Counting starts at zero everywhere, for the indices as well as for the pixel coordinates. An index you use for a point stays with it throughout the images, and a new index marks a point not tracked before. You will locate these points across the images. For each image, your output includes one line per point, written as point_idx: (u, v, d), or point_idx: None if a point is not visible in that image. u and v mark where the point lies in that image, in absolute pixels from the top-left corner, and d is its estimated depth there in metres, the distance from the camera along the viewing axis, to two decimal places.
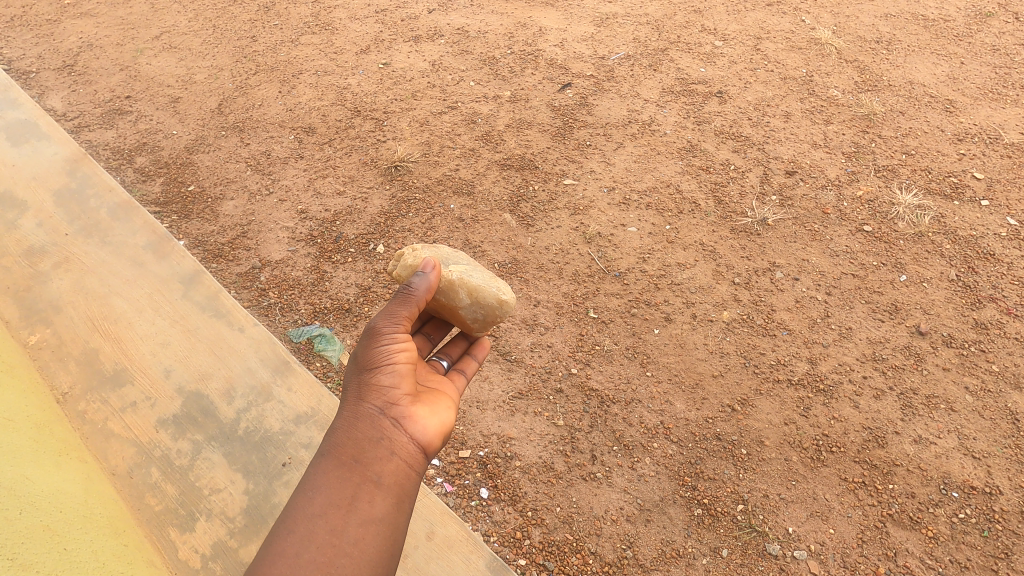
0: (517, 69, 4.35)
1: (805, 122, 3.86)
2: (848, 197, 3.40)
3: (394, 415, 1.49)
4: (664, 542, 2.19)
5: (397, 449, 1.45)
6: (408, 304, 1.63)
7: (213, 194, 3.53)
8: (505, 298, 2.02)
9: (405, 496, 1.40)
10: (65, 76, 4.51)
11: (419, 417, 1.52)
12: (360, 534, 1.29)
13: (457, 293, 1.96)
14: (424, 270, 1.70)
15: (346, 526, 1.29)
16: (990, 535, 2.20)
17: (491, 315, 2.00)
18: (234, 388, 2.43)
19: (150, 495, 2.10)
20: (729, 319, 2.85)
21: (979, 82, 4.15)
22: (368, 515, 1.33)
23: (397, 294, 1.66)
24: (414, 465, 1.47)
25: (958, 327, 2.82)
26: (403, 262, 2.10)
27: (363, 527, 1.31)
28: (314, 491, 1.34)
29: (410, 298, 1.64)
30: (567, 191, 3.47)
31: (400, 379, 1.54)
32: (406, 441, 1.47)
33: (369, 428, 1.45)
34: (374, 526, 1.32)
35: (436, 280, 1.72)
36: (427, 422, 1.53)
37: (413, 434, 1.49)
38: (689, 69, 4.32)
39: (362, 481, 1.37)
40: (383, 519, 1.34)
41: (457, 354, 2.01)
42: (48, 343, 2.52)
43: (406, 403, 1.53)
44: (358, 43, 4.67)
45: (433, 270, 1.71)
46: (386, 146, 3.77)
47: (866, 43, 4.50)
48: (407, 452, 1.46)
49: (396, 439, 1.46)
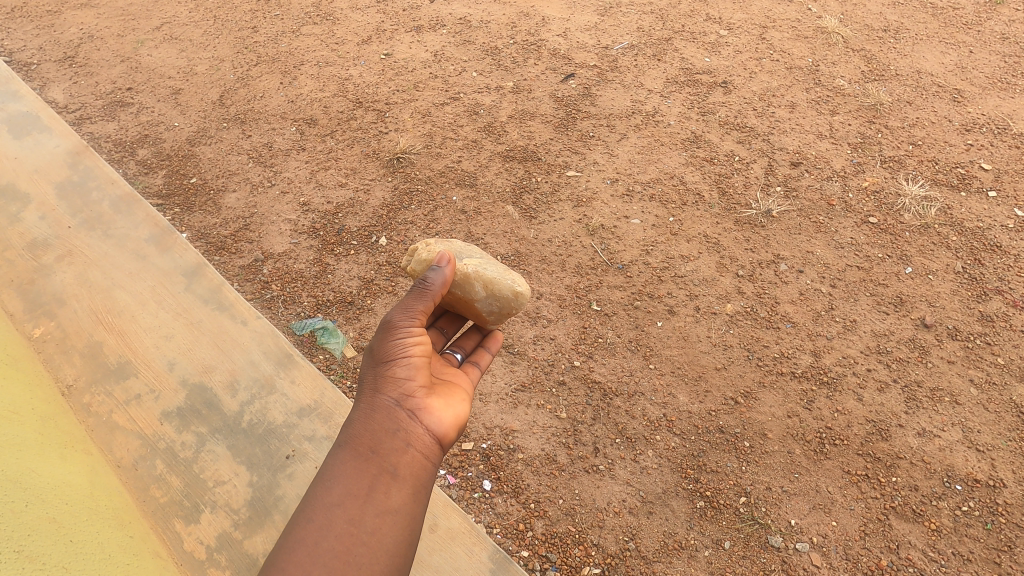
0: (520, 59, 4.32)
1: (810, 112, 3.83)
2: (853, 189, 3.37)
3: (409, 407, 1.49)
4: (666, 534, 2.20)
5: (413, 440, 1.45)
6: (423, 298, 1.63)
7: (215, 186, 3.52)
8: (520, 289, 2.01)
9: (422, 487, 1.41)
10: (66, 68, 4.49)
11: (434, 409, 1.52)
12: (378, 524, 1.30)
13: (472, 286, 1.96)
14: (439, 263, 1.70)
15: (364, 515, 1.30)
16: (993, 528, 2.19)
17: (506, 307, 2.01)
18: (237, 380, 2.44)
19: (155, 487, 2.12)
20: (732, 312, 2.84)
21: (987, 71, 4.09)
22: (385, 505, 1.33)
23: (413, 288, 1.65)
24: (430, 456, 1.47)
25: (964, 319, 2.80)
26: (418, 257, 2.09)
27: (381, 517, 1.31)
28: (332, 481, 1.35)
29: (426, 292, 1.64)
30: (570, 182, 3.45)
31: (415, 372, 1.55)
32: (421, 433, 1.47)
33: (386, 419, 1.45)
34: (391, 516, 1.32)
35: (451, 274, 1.71)
36: (442, 414, 1.53)
37: (428, 425, 1.49)
38: (693, 58, 4.27)
39: (379, 472, 1.37)
40: (400, 509, 1.34)
41: (471, 347, 1.99)
42: (52, 336, 2.53)
43: (421, 395, 1.53)
44: (359, 34, 4.64)
45: (448, 264, 1.70)
46: (388, 137, 3.76)
47: (873, 32, 4.45)
48: (423, 444, 1.46)
49: (412, 430, 1.46)
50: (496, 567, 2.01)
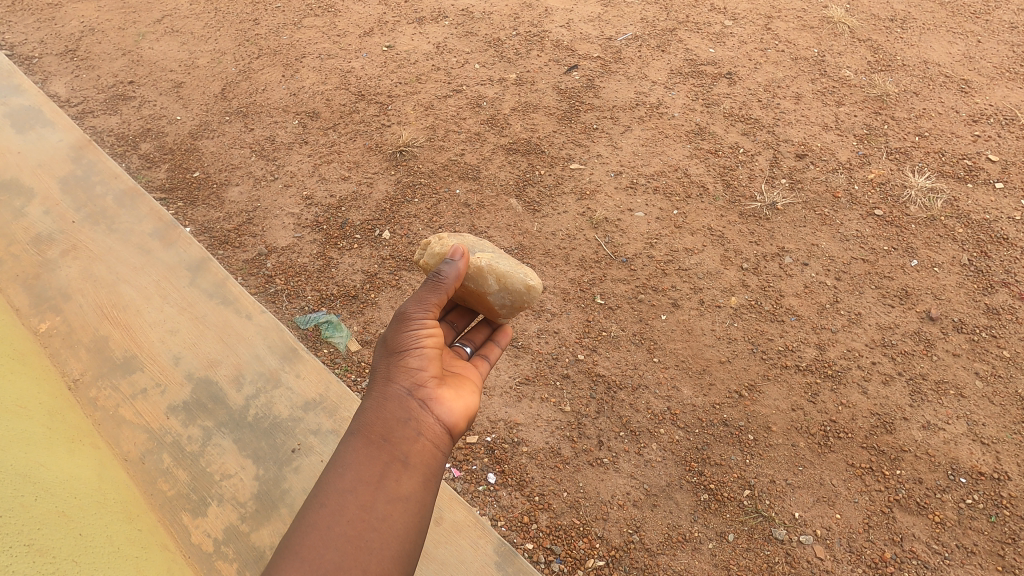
0: (523, 51, 4.29)
1: (815, 103, 3.80)
2: (859, 180, 3.35)
3: (421, 397, 1.50)
4: (669, 527, 2.20)
5: (424, 429, 1.45)
6: (437, 292, 1.63)
7: (218, 180, 3.52)
8: (532, 284, 2.03)
9: (432, 476, 1.41)
10: (68, 61, 4.48)
11: (444, 399, 1.52)
12: (389, 511, 1.30)
13: (485, 279, 1.96)
14: (453, 257, 1.70)
15: (375, 501, 1.30)
16: (997, 520, 2.20)
17: (519, 301, 2.02)
18: (242, 374, 2.45)
19: (162, 480, 2.13)
20: (737, 305, 2.83)
21: (995, 61, 4.05)
22: (396, 493, 1.33)
23: (427, 281, 1.66)
24: (440, 446, 1.47)
25: (969, 312, 2.79)
26: (430, 251, 2.10)
27: (391, 504, 1.31)
28: (344, 468, 1.35)
29: (439, 285, 1.64)
30: (574, 175, 3.43)
31: (427, 362, 1.55)
32: (432, 422, 1.47)
33: (398, 408, 1.46)
34: (402, 503, 1.32)
35: (464, 267, 1.72)
36: (452, 405, 1.53)
37: (439, 415, 1.50)
38: (698, 49, 4.24)
39: (390, 460, 1.37)
40: (411, 497, 1.34)
41: (481, 339, 1.99)
42: (58, 331, 2.55)
43: (432, 385, 1.53)
44: (361, 26, 4.61)
45: (462, 258, 1.70)
46: (391, 130, 3.74)
47: (879, 21, 4.40)
48: (433, 434, 1.46)
49: (423, 419, 1.47)
50: (502, 560, 2.03)
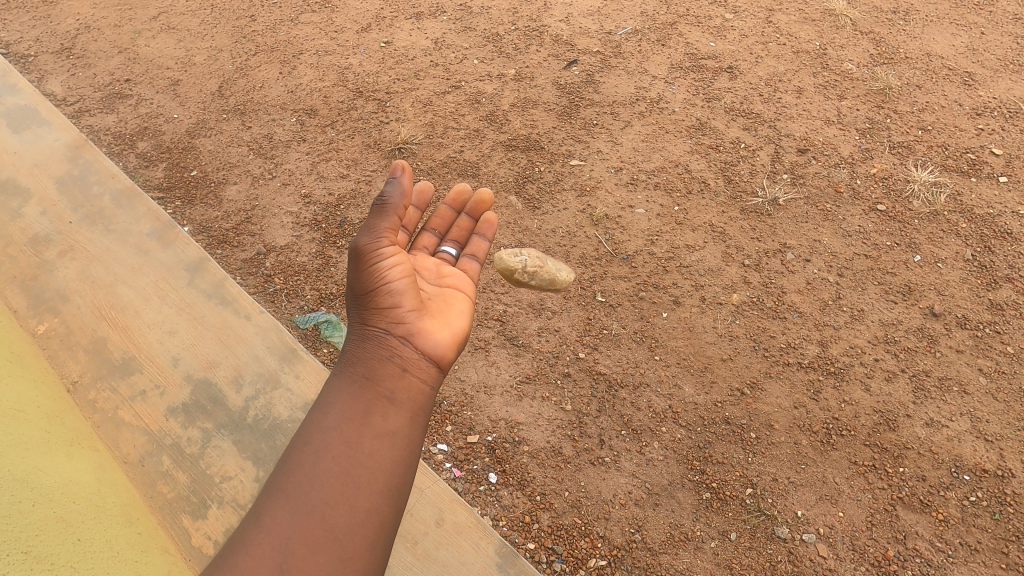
0: (522, 46, 4.25)
1: (817, 97, 3.76)
2: (861, 175, 3.32)
3: (402, 334, 1.48)
4: (671, 526, 2.19)
5: (407, 365, 1.45)
6: (387, 218, 1.54)
7: (216, 178, 3.49)
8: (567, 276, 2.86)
9: (420, 411, 1.42)
10: (64, 59, 4.44)
11: (428, 333, 1.51)
12: (376, 446, 1.31)
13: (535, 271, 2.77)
14: (395, 175, 1.58)
15: (361, 437, 1.31)
16: (1001, 518, 2.18)
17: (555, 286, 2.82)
18: (241, 375, 2.43)
19: (162, 483, 2.13)
20: (739, 302, 2.82)
21: (999, 53, 4.01)
22: (382, 428, 1.34)
23: (373, 206, 1.56)
24: (427, 380, 1.47)
25: (973, 308, 2.77)
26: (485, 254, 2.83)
27: (378, 439, 1.32)
28: (328, 408, 1.37)
29: (387, 209, 1.55)
30: (574, 172, 3.41)
31: (401, 298, 1.51)
32: (416, 357, 1.47)
33: (379, 348, 1.46)
34: (388, 438, 1.33)
35: (410, 185, 1.61)
36: (436, 337, 1.52)
37: (422, 349, 1.49)
38: (699, 43, 4.20)
39: (374, 397, 1.39)
40: (398, 431, 1.36)
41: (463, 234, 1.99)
42: (56, 333, 2.53)
43: (413, 319, 1.51)
44: (359, 21, 4.57)
45: (404, 174, 1.60)
46: (389, 127, 3.71)
47: (882, 14, 4.36)
48: (419, 367, 1.46)
49: (405, 355, 1.46)
50: (503, 561, 2.03)
